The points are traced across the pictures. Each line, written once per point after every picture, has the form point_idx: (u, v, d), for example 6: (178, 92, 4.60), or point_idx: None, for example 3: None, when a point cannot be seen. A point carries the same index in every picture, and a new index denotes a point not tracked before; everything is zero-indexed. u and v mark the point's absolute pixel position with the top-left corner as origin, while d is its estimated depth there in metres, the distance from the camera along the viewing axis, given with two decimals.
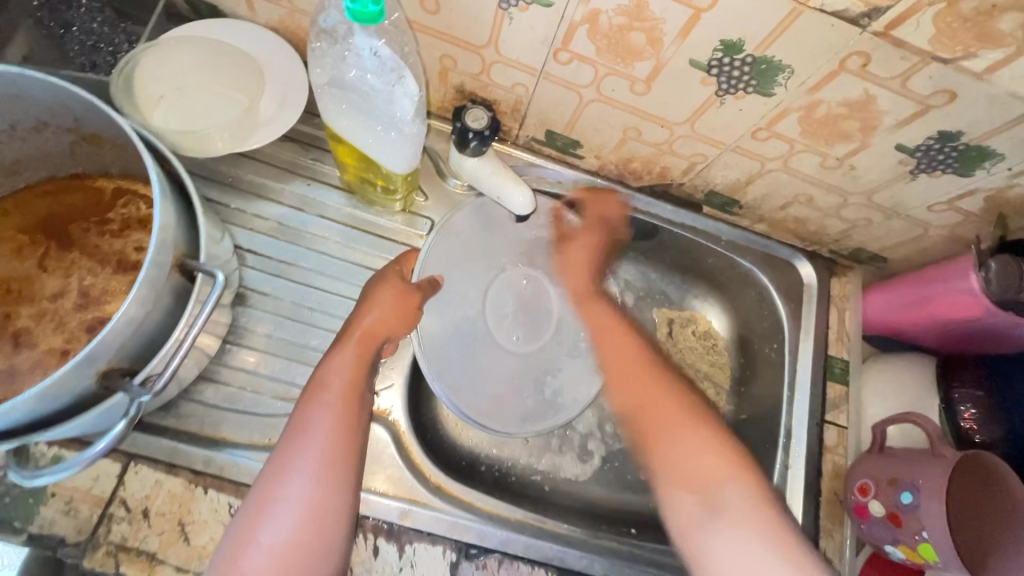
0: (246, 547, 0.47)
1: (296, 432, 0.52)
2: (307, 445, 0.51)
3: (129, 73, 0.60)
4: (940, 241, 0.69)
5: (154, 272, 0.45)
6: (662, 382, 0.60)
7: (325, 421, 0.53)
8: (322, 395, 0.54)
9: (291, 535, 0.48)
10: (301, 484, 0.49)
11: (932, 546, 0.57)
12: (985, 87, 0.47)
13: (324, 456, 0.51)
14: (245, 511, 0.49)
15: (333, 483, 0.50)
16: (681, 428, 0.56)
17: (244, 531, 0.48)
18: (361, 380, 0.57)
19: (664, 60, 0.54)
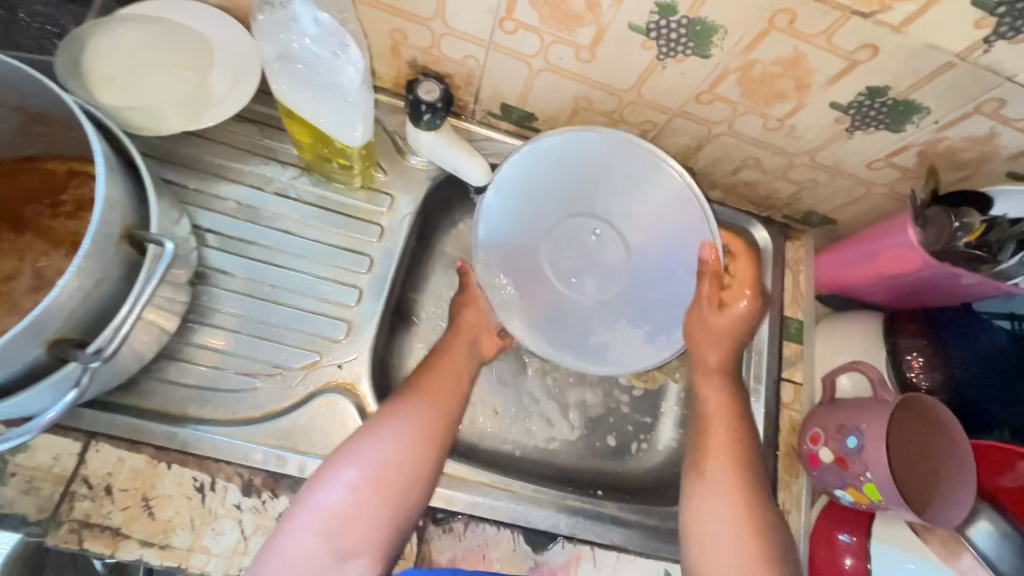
0: (327, 480, 0.57)
1: (397, 408, 0.63)
2: (404, 425, 0.62)
3: (76, 54, 0.60)
4: (881, 199, 0.72)
5: (100, 242, 0.45)
6: (721, 466, 0.65)
7: (423, 411, 0.63)
8: (428, 389, 0.65)
9: (365, 485, 0.58)
10: (385, 450, 0.60)
11: (875, 486, 0.59)
12: (903, 39, 0.49)
13: (413, 438, 0.61)
14: (336, 450, 0.59)
15: (413, 464, 0.60)
16: (725, 514, 0.62)
17: (328, 467, 0.57)
18: (457, 391, 0.68)
19: (605, 25, 0.56)
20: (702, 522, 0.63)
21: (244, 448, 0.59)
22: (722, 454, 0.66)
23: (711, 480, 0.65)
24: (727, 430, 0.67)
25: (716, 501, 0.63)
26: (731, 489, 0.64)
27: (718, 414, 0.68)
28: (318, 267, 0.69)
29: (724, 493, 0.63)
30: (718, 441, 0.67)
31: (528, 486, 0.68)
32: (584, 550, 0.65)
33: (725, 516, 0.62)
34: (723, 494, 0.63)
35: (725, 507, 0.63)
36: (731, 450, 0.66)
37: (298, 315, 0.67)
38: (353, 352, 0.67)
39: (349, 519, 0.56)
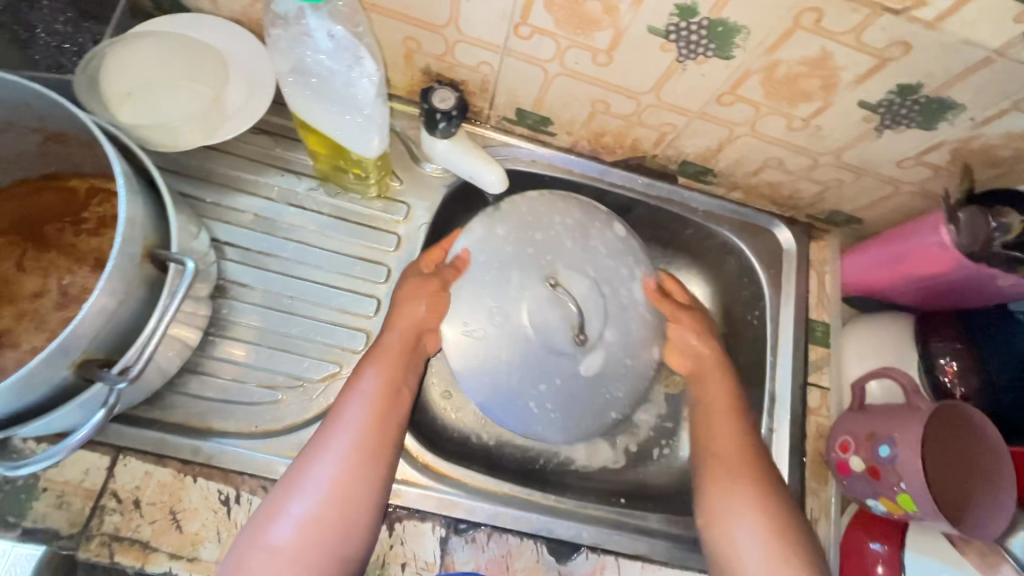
0: (275, 516, 0.51)
1: (334, 420, 0.56)
2: (343, 444, 0.55)
3: (94, 72, 0.60)
4: (911, 198, 0.69)
5: (123, 263, 0.45)
6: (730, 447, 0.63)
7: (363, 413, 0.57)
8: (362, 387, 0.58)
9: (315, 511, 0.52)
10: (330, 467, 0.53)
11: (910, 496, 0.58)
12: (937, 35, 0.47)
13: (356, 444, 0.55)
14: (280, 483, 0.54)
15: (361, 474, 0.54)
16: (751, 497, 0.59)
17: (274, 502, 0.52)
18: (400, 380, 0.60)
19: (622, 28, 0.54)
20: (729, 511, 0.59)
21: (268, 461, 0.60)
22: (729, 434, 0.64)
23: (727, 465, 0.61)
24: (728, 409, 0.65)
25: (738, 485, 0.60)
26: (746, 467, 0.61)
27: (717, 402, 0.66)
28: (336, 277, 0.69)
29: (745, 474, 0.60)
30: (719, 427, 0.64)
31: (550, 496, 0.67)
32: (608, 560, 0.65)
33: (751, 498, 0.59)
34: (744, 474, 0.60)
35: (750, 488, 0.59)
36: (734, 431, 0.64)
37: (317, 326, 0.67)
38: None
39: (307, 552, 0.51)
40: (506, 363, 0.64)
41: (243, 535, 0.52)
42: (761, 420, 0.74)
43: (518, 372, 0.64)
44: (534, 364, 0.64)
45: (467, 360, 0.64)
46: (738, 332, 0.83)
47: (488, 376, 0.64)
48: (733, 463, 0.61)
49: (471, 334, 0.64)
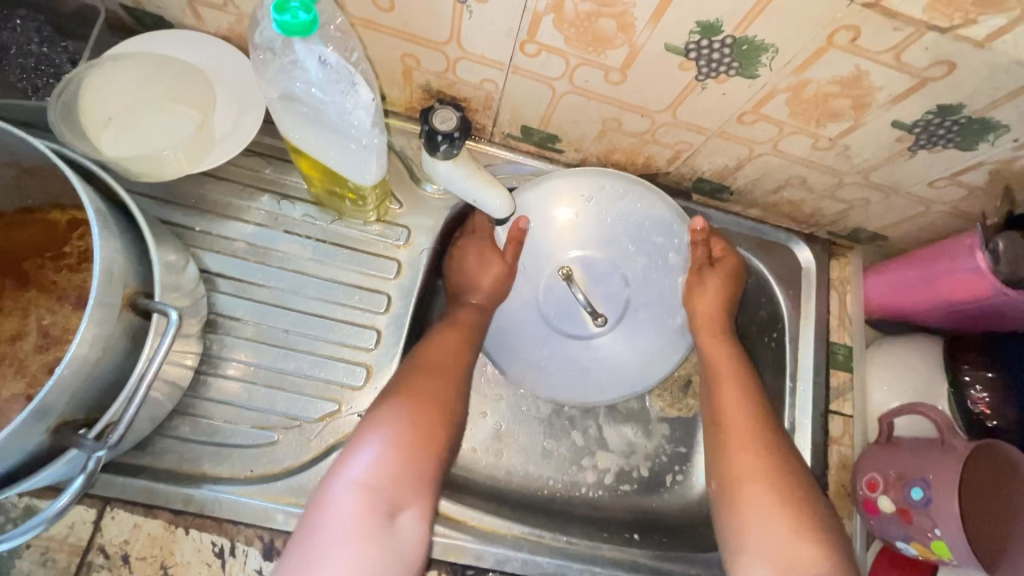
0: (323, 504, 0.52)
1: (378, 414, 0.57)
2: (401, 421, 0.57)
3: (72, 97, 0.56)
4: (941, 217, 0.65)
5: (101, 313, 0.42)
6: (750, 446, 0.61)
7: (420, 396, 0.59)
8: (407, 384, 0.60)
9: (361, 501, 0.52)
10: (376, 457, 0.54)
11: (945, 543, 0.54)
12: (986, 54, 0.43)
13: (401, 438, 0.56)
14: (328, 473, 0.55)
15: (407, 469, 0.55)
16: (768, 500, 0.57)
17: (323, 490, 0.53)
18: (449, 387, 0.61)
19: (638, 46, 0.50)
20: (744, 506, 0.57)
21: (263, 509, 0.56)
22: (753, 433, 0.61)
23: (748, 460, 0.60)
24: (750, 404, 0.64)
25: (756, 490, 0.58)
26: (768, 472, 0.59)
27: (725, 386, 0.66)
28: (333, 308, 0.66)
29: (760, 479, 0.58)
30: (739, 411, 0.63)
31: (561, 536, 0.64)
32: None
33: (767, 504, 0.57)
34: (760, 477, 0.58)
35: (766, 491, 0.57)
36: (755, 431, 0.62)
37: (315, 361, 0.64)
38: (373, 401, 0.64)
39: (352, 543, 0.51)
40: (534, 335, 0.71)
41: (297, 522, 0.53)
42: None
43: (537, 348, 0.71)
44: (557, 346, 0.71)
45: (500, 326, 0.71)
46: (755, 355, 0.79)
47: (507, 349, 0.71)
48: (756, 464, 0.59)
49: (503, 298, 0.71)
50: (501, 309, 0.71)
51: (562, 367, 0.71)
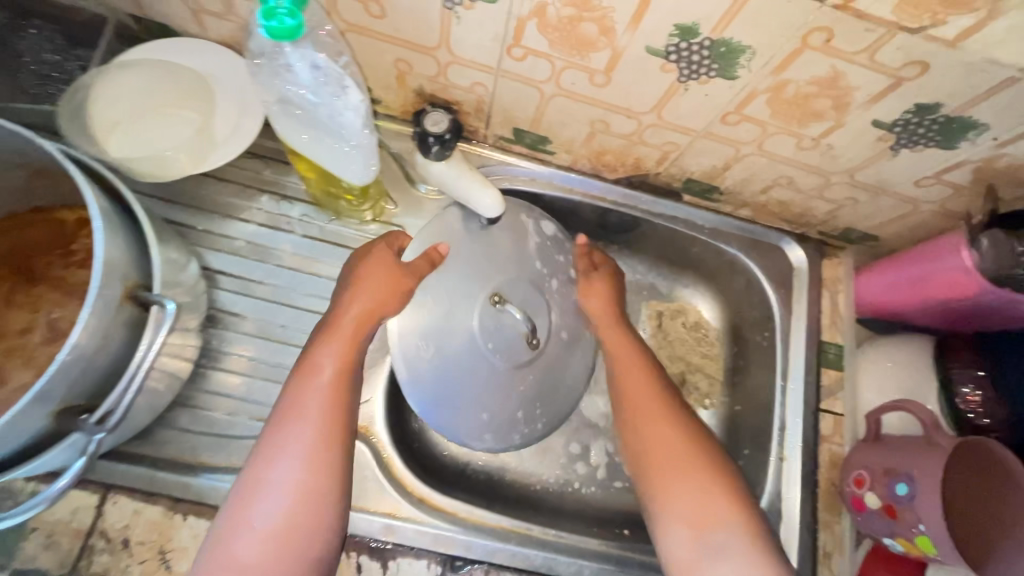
0: (239, 527, 0.47)
1: (288, 418, 0.51)
2: (301, 439, 0.50)
3: (79, 103, 0.60)
4: (930, 217, 0.66)
5: (102, 304, 0.44)
6: (663, 418, 0.61)
7: (318, 411, 0.52)
8: (315, 382, 0.53)
9: (285, 515, 0.48)
10: (294, 467, 0.50)
11: (929, 539, 0.55)
12: (959, 54, 0.44)
13: (318, 442, 0.51)
14: (238, 491, 0.49)
15: (329, 472, 0.50)
16: (684, 467, 0.57)
17: (236, 511, 0.48)
18: (353, 378, 0.55)
19: (619, 49, 0.52)
20: (665, 484, 0.57)
21: None
22: (661, 406, 0.62)
23: (657, 430, 0.60)
24: (652, 382, 0.64)
25: (671, 458, 0.58)
26: (684, 441, 0.59)
27: (631, 372, 0.65)
28: (329, 305, 0.68)
29: (677, 447, 0.59)
30: (653, 401, 0.62)
31: (549, 530, 0.65)
32: None
33: (682, 469, 0.57)
34: (676, 445, 0.59)
35: (678, 456, 0.58)
36: (663, 406, 0.62)
37: None
38: (366, 394, 0.68)
39: (281, 561, 0.47)
40: (457, 368, 0.67)
41: (206, 549, 0.48)
42: (770, 448, 0.71)
43: (463, 375, 0.67)
44: (484, 377, 0.67)
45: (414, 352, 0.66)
46: (748, 354, 0.80)
47: (428, 372, 0.66)
48: (667, 432, 0.60)
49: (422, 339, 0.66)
50: (422, 331, 0.66)
51: (489, 396, 0.67)
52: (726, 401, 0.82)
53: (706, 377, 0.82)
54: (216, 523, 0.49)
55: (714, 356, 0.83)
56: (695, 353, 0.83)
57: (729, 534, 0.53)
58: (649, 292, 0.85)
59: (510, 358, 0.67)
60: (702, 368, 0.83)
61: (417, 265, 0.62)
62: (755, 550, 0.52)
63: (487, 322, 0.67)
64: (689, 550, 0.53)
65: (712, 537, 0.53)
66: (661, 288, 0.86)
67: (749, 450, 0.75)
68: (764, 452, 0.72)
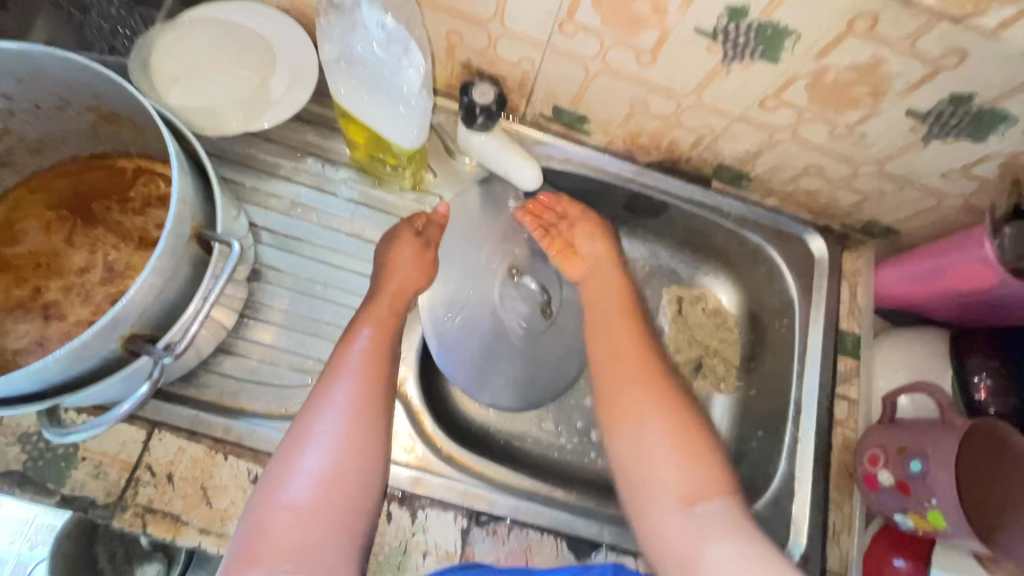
0: (286, 476, 0.50)
1: (332, 377, 0.54)
2: (345, 392, 0.53)
3: (146, 57, 0.63)
4: (953, 211, 0.68)
5: (173, 241, 0.46)
6: (642, 385, 0.61)
7: (363, 368, 0.55)
8: (358, 342, 0.57)
9: (330, 465, 0.50)
10: (338, 420, 0.52)
11: (942, 513, 0.57)
12: (997, 45, 0.46)
13: (360, 397, 0.53)
14: (285, 444, 0.52)
15: (369, 426, 0.53)
16: (660, 433, 0.58)
17: (282, 462, 0.50)
18: (391, 343, 0.59)
19: (669, 28, 0.54)
20: (639, 441, 0.58)
21: None
22: (646, 373, 0.62)
23: (636, 393, 0.61)
24: (635, 352, 0.64)
25: (647, 421, 0.59)
26: (663, 405, 0.60)
27: (604, 328, 0.67)
28: (367, 266, 0.70)
29: (652, 408, 0.59)
30: (633, 372, 0.62)
31: (571, 495, 0.67)
32: (628, 561, 0.64)
33: (662, 436, 0.58)
34: (654, 411, 0.59)
35: (657, 420, 0.59)
36: (642, 361, 0.63)
37: (348, 313, 0.68)
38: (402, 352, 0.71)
39: (328, 507, 0.49)
40: (475, 334, 0.73)
41: (253, 500, 0.50)
42: (786, 429, 0.73)
43: (484, 342, 0.73)
44: (497, 343, 0.74)
45: (443, 321, 0.71)
46: (765, 341, 0.82)
47: (452, 340, 0.71)
48: (641, 396, 0.60)
49: (446, 305, 0.72)
50: (450, 301, 0.72)
51: (500, 362, 0.74)
52: (742, 385, 0.84)
53: (724, 362, 0.84)
54: (266, 472, 0.52)
55: (732, 341, 0.85)
56: (713, 338, 0.85)
57: (723, 505, 0.54)
58: (671, 277, 0.87)
59: (524, 324, 0.75)
60: (720, 353, 0.85)
61: (431, 233, 0.68)
62: (746, 521, 0.52)
63: (507, 291, 0.75)
64: (680, 524, 0.53)
65: (702, 508, 0.53)
66: (682, 274, 0.88)
67: (762, 432, 0.78)
68: (779, 434, 0.74)
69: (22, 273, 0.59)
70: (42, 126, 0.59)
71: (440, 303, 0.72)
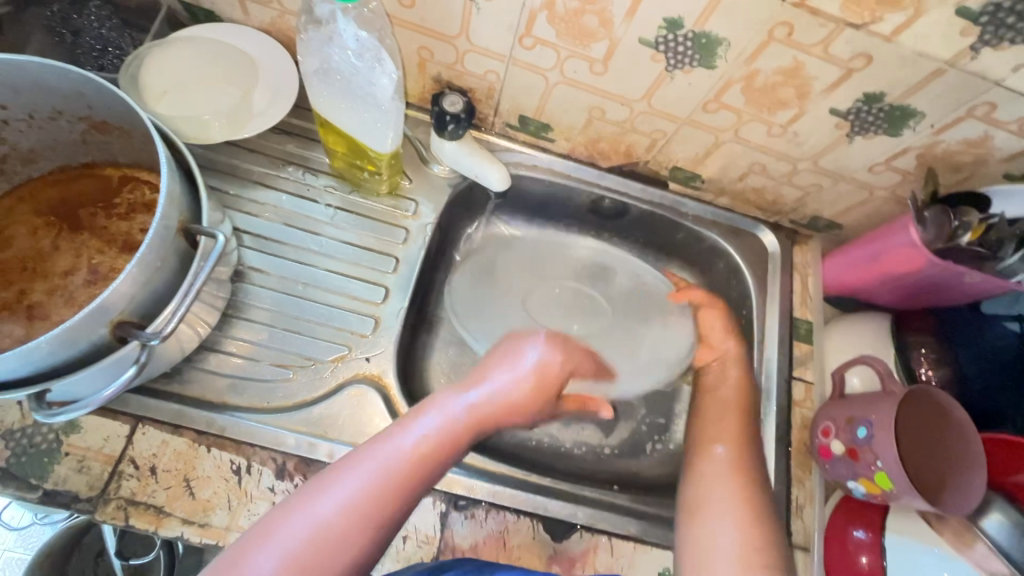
0: (266, 537, 0.47)
1: (369, 452, 0.52)
2: (366, 479, 0.50)
3: (136, 72, 0.67)
4: (884, 203, 0.75)
5: (162, 232, 0.50)
6: (729, 454, 0.64)
7: (399, 462, 0.51)
8: (410, 432, 0.53)
9: (302, 551, 0.46)
10: (337, 505, 0.48)
11: (886, 474, 0.61)
12: (894, 48, 0.53)
13: (374, 491, 0.49)
14: (291, 500, 0.49)
15: (366, 525, 0.48)
16: (725, 480, 0.61)
17: (270, 522, 0.48)
18: (449, 447, 0.54)
19: (616, 40, 0.60)
20: (707, 485, 0.61)
21: (276, 433, 0.63)
22: (732, 450, 0.64)
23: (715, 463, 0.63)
24: (735, 435, 0.67)
25: (719, 479, 0.61)
26: (736, 467, 0.62)
27: (720, 415, 0.70)
28: (347, 266, 0.74)
29: (726, 473, 0.62)
30: (725, 438, 0.66)
31: (546, 478, 0.70)
32: (602, 540, 0.66)
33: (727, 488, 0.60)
34: (724, 471, 0.62)
35: (726, 480, 0.61)
36: (739, 435, 0.67)
37: (328, 310, 0.71)
38: (379, 347, 0.71)
39: None
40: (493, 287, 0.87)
41: (233, 543, 0.47)
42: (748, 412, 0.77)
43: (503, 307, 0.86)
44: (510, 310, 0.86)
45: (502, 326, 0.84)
46: None
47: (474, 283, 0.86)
48: (721, 463, 0.63)
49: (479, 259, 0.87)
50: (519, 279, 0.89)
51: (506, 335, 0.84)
52: None
53: None
54: (257, 522, 0.49)
55: None
56: None
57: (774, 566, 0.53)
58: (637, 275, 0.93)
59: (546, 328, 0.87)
60: None
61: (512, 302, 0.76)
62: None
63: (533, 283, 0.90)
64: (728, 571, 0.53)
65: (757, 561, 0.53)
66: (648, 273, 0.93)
67: None
68: None
69: (8, 277, 0.62)
70: (34, 136, 0.62)
71: (515, 279, 0.89)
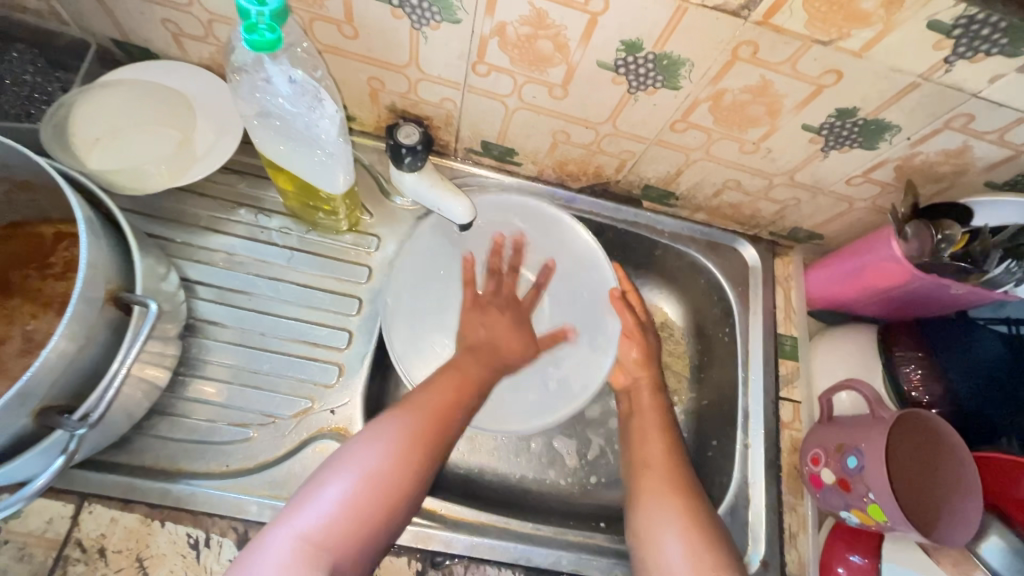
0: (317, 495, 0.51)
1: (392, 413, 0.58)
2: (396, 430, 0.56)
3: (61, 121, 0.62)
4: (864, 214, 0.72)
5: (85, 307, 0.45)
6: (661, 482, 0.63)
7: (420, 413, 0.58)
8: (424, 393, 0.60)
9: (356, 493, 0.51)
10: (380, 454, 0.54)
11: (879, 507, 0.58)
12: (866, 63, 0.50)
13: (405, 438, 0.55)
14: (326, 465, 0.54)
15: (408, 469, 0.54)
16: (666, 512, 0.60)
17: (317, 483, 0.52)
18: (459, 404, 0.62)
19: (574, 64, 0.57)
20: (649, 516, 0.61)
21: (238, 501, 0.59)
22: (671, 479, 0.63)
23: (657, 500, 0.62)
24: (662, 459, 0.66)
25: (664, 516, 0.60)
26: (679, 496, 0.61)
27: (647, 434, 0.69)
28: (308, 312, 0.70)
29: (669, 505, 0.61)
30: (657, 464, 0.65)
31: (527, 523, 0.67)
32: None
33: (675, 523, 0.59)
34: (667, 505, 0.61)
35: (671, 514, 0.60)
36: (671, 458, 0.66)
37: (289, 360, 0.67)
38: (346, 397, 0.67)
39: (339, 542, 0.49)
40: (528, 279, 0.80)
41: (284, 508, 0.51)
42: (735, 436, 0.75)
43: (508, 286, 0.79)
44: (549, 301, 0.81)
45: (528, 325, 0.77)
46: (711, 351, 0.84)
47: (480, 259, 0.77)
48: (657, 494, 0.62)
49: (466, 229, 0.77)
50: (520, 249, 0.80)
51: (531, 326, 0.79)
52: (694, 396, 0.85)
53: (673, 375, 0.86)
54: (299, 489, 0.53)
55: (680, 354, 0.87)
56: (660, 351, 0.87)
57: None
58: None
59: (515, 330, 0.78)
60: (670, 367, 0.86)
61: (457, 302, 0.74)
62: None
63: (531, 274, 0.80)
64: None
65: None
66: None
67: (716, 441, 0.78)
68: (730, 440, 0.75)
69: None
70: None
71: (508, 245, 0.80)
